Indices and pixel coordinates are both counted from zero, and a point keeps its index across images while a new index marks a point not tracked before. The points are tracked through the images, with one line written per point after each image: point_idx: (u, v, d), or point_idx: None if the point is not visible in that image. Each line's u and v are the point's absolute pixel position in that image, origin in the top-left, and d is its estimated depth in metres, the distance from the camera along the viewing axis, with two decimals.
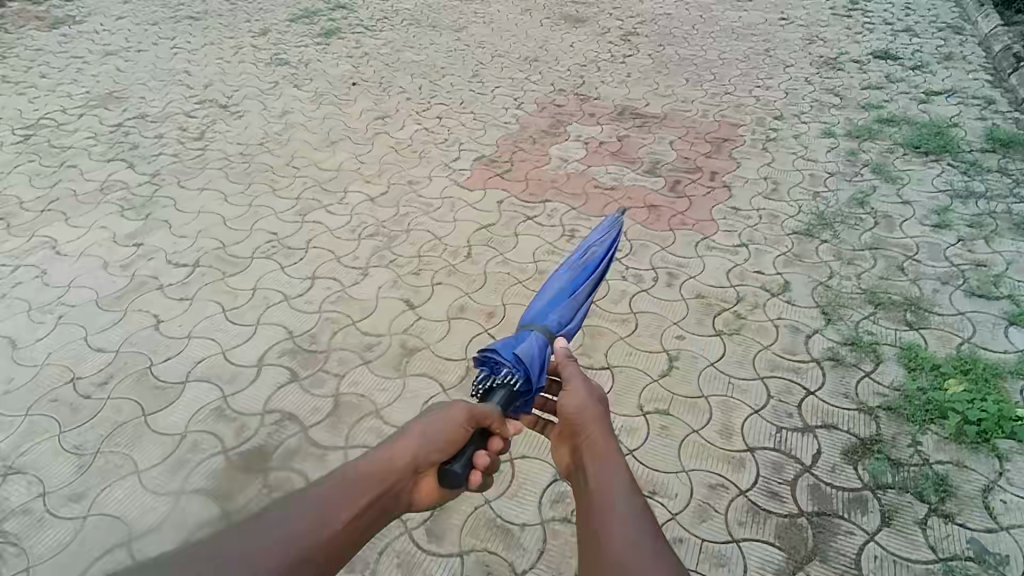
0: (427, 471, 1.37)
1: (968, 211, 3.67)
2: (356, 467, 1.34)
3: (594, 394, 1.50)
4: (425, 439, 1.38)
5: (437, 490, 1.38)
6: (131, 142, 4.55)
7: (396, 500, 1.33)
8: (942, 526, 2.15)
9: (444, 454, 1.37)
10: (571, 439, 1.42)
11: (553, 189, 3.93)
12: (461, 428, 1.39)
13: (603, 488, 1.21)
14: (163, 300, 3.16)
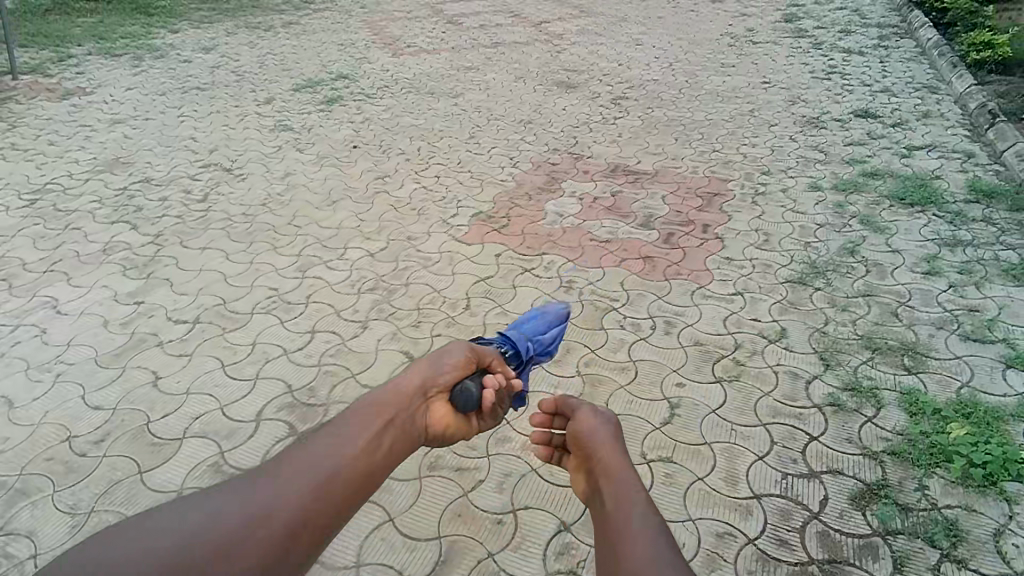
0: (437, 395, 1.59)
1: (957, 258, 3.75)
2: (371, 396, 1.49)
3: (605, 417, 1.52)
4: (432, 369, 1.61)
5: (447, 413, 1.59)
6: (135, 205, 4.66)
7: (416, 420, 1.51)
8: (955, 572, 2.10)
9: (451, 376, 1.62)
10: (585, 465, 1.45)
11: (550, 242, 4.02)
12: (466, 358, 1.68)
13: (619, 510, 1.25)
14: (163, 357, 3.17)
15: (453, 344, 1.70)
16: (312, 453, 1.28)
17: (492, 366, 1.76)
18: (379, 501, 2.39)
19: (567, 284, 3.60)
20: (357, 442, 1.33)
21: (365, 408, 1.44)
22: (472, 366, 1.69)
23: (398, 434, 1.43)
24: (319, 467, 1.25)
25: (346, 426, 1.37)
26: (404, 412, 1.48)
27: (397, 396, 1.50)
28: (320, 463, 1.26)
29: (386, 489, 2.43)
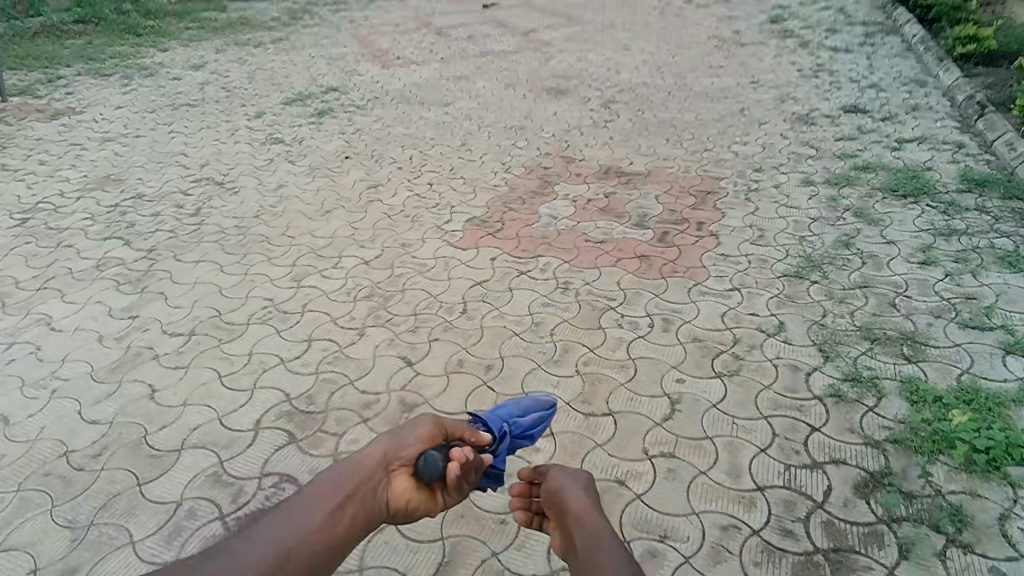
0: (401, 469, 1.59)
1: (951, 247, 3.75)
2: (336, 472, 1.51)
3: (580, 479, 1.64)
4: (395, 443, 1.62)
5: (410, 487, 1.59)
6: (128, 221, 4.65)
7: (376, 496, 1.51)
8: (962, 557, 2.09)
9: (415, 448, 1.62)
10: (559, 521, 1.56)
11: (545, 245, 4.02)
12: (433, 432, 1.68)
13: (592, 551, 1.36)
14: (159, 369, 3.16)
15: (419, 417, 1.71)
16: (266, 529, 1.29)
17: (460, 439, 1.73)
18: None
19: (563, 285, 3.60)
20: (312, 517, 1.35)
21: (325, 483, 1.46)
22: (437, 438, 1.68)
23: (354, 510, 1.43)
24: (274, 540, 1.26)
25: (304, 502, 1.39)
26: (364, 485, 1.50)
27: (360, 472, 1.52)
28: (275, 537, 1.27)
29: None
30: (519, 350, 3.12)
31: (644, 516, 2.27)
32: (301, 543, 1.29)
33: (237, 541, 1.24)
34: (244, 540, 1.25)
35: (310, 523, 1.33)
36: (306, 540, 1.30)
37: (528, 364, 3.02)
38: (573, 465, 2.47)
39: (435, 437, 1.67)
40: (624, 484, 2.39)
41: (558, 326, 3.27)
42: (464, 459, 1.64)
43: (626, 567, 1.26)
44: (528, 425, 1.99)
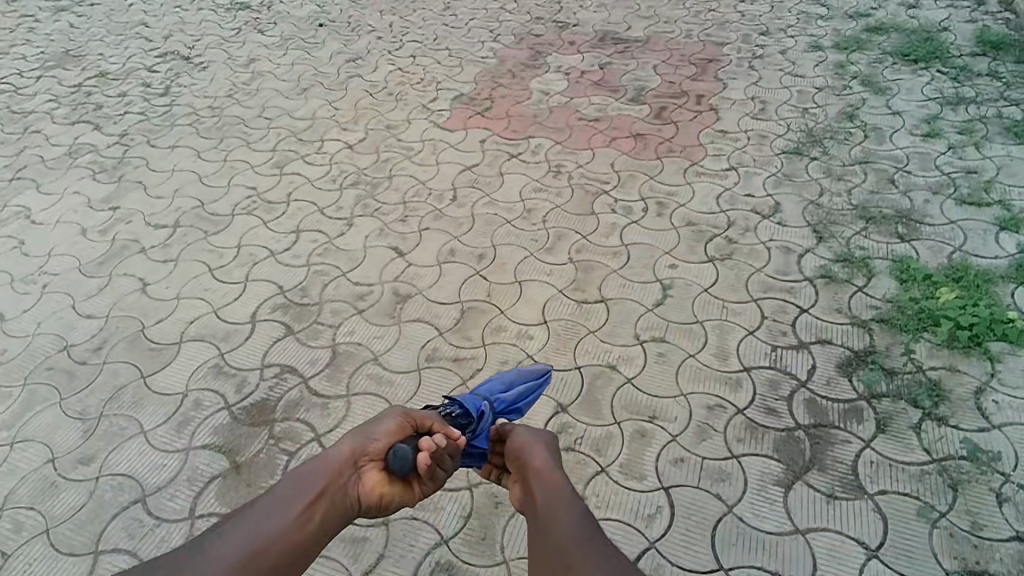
0: (369, 464, 1.43)
1: (958, 118, 3.60)
2: (300, 469, 1.38)
3: (542, 436, 1.60)
4: (362, 436, 1.47)
5: (382, 483, 1.43)
6: (95, 104, 4.39)
7: (343, 496, 1.37)
8: (935, 429, 2.20)
9: (383, 441, 1.47)
10: (520, 476, 1.52)
11: (536, 124, 3.85)
12: (401, 425, 1.51)
13: (553, 513, 1.31)
14: (147, 263, 3.12)
15: (388, 408, 1.55)
16: (229, 536, 1.17)
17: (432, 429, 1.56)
18: (380, 394, 2.45)
19: (556, 168, 3.49)
20: (279, 521, 1.23)
21: (288, 484, 1.33)
22: (408, 429, 1.52)
23: (323, 512, 1.31)
24: (238, 550, 1.14)
25: (265, 504, 1.27)
26: (329, 486, 1.35)
27: (324, 469, 1.38)
28: (239, 545, 1.16)
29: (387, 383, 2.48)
30: (511, 238, 3.08)
31: (635, 398, 2.35)
32: (267, 552, 1.17)
33: (198, 550, 1.12)
34: (207, 548, 1.14)
35: (277, 527, 1.22)
36: (271, 550, 1.18)
37: (520, 252, 2.99)
38: (566, 352, 2.53)
39: (405, 427, 1.51)
40: (616, 369, 2.46)
41: (550, 212, 3.21)
42: (435, 449, 1.46)
43: (588, 537, 1.22)
44: (510, 402, 1.94)
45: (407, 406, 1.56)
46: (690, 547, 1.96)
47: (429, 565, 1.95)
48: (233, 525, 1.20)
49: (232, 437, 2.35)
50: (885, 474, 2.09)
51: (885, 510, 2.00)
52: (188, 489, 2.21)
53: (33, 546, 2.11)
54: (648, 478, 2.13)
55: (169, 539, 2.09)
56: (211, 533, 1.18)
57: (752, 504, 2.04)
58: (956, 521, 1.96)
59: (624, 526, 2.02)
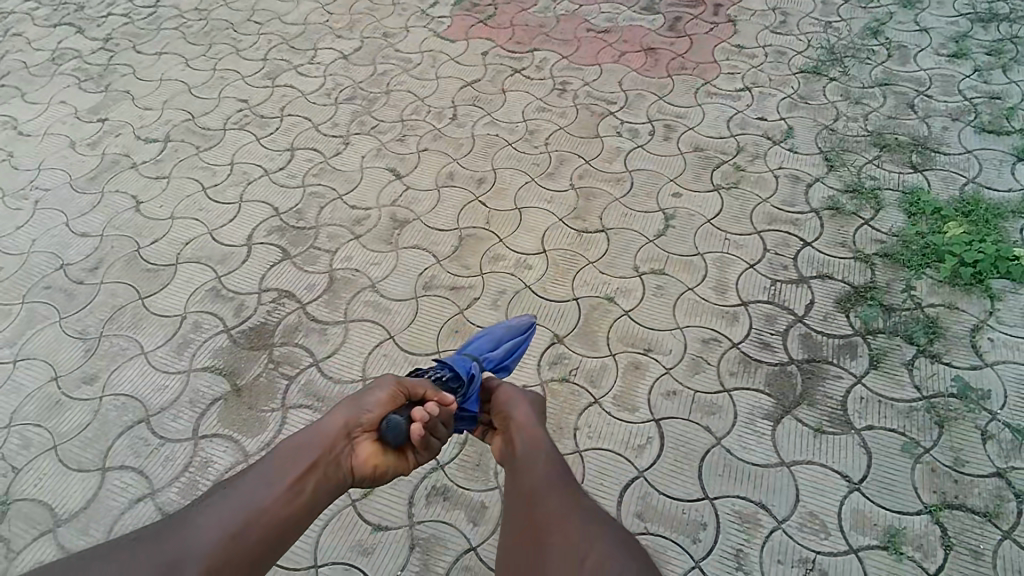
0: (364, 434, 1.49)
1: (989, 36, 3.39)
2: (296, 438, 1.45)
3: (527, 392, 1.69)
4: (356, 407, 1.51)
5: (376, 454, 1.49)
6: (76, 3, 4.15)
7: (337, 466, 1.44)
8: (928, 366, 2.21)
9: (377, 412, 1.52)
10: (502, 429, 1.63)
11: (541, 35, 3.63)
12: (395, 393, 1.56)
13: (532, 465, 1.45)
14: (139, 180, 3.05)
15: (381, 377, 1.58)
16: (220, 509, 1.26)
17: (427, 397, 1.60)
18: (378, 321, 2.46)
19: (560, 85, 3.33)
20: (269, 492, 1.31)
21: (280, 454, 1.40)
22: (401, 397, 1.57)
23: (316, 482, 1.38)
24: (226, 521, 1.24)
25: (259, 473, 1.35)
26: (323, 458, 1.41)
27: (318, 439, 1.44)
28: (227, 516, 1.25)
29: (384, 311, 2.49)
30: (512, 161, 2.99)
31: (631, 331, 2.36)
32: (256, 522, 1.26)
33: (189, 521, 1.22)
34: (199, 519, 1.23)
35: (267, 498, 1.30)
36: (261, 520, 1.27)
37: (521, 177, 2.91)
38: (564, 283, 2.52)
39: (398, 397, 1.55)
40: (613, 301, 2.45)
41: (553, 134, 3.09)
42: (427, 419, 1.52)
43: (563, 490, 1.36)
44: (499, 358, 1.95)
45: (400, 374, 1.59)
46: (677, 476, 2.03)
47: (424, 488, 2.03)
48: (224, 498, 1.29)
49: (232, 361, 2.38)
50: (874, 409, 2.12)
51: (871, 445, 2.05)
52: (190, 411, 2.27)
53: (43, 461, 2.19)
54: (640, 410, 2.17)
55: (175, 458, 2.16)
56: (205, 504, 1.28)
57: (740, 437, 2.10)
58: (939, 456, 2.02)
59: (614, 456, 2.08)
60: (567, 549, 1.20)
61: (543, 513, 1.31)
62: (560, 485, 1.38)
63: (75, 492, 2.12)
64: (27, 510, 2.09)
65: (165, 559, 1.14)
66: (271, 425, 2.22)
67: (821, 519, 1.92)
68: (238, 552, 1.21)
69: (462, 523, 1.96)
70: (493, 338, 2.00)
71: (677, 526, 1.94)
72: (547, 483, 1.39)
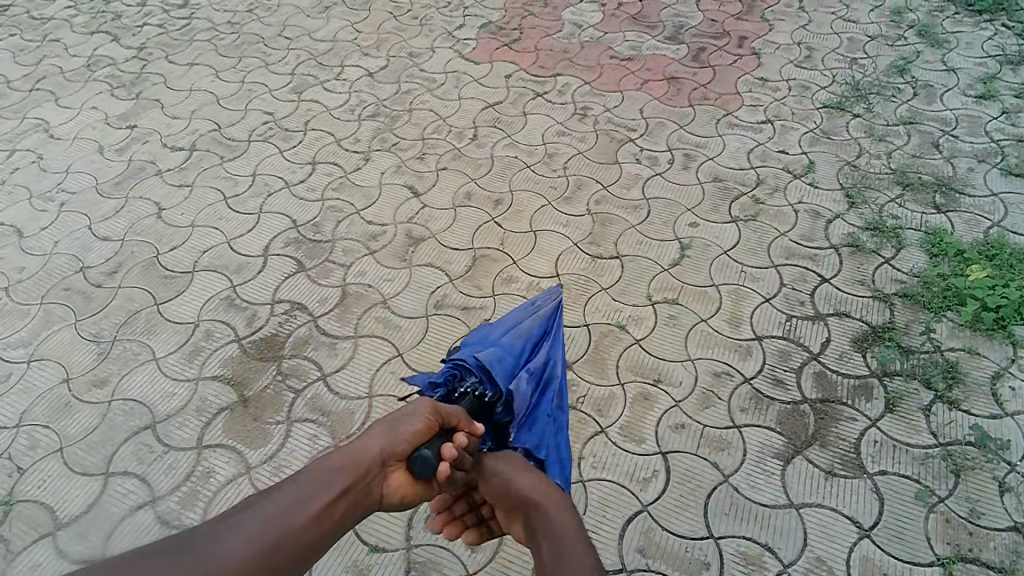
0: (395, 464, 1.28)
1: (1018, 79, 3.35)
2: (326, 459, 1.25)
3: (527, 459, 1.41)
4: (388, 433, 1.29)
5: (407, 485, 1.29)
6: (113, 12, 4.29)
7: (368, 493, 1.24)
8: (945, 412, 2.16)
9: (411, 439, 1.28)
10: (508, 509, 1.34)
11: (565, 61, 3.66)
12: (427, 425, 1.30)
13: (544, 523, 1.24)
14: (163, 187, 3.10)
15: (416, 399, 1.33)
16: (240, 528, 1.05)
17: (459, 426, 1.35)
18: (387, 338, 2.46)
19: (581, 110, 3.35)
20: (302, 512, 1.11)
21: (309, 472, 1.20)
22: (437, 425, 1.31)
23: (345, 508, 1.19)
24: (248, 539, 1.03)
25: (286, 491, 1.14)
26: (355, 484, 1.22)
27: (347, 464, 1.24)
28: (250, 533, 1.05)
29: (395, 328, 2.49)
30: (530, 183, 2.99)
31: (641, 360, 2.34)
32: (281, 547, 1.06)
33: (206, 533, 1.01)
34: (221, 533, 1.03)
35: (298, 518, 1.10)
36: (290, 540, 1.07)
37: (538, 200, 2.92)
38: (576, 308, 2.50)
39: (434, 425, 1.31)
40: (625, 329, 2.43)
41: (572, 158, 3.10)
42: (456, 455, 1.29)
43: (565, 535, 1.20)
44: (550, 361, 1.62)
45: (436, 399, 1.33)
46: (681, 512, 1.98)
47: (424, 511, 2.00)
48: (245, 513, 1.09)
49: (241, 371, 2.39)
50: (888, 455, 2.07)
51: (883, 490, 1.99)
52: (196, 419, 2.27)
53: (48, 463, 2.20)
54: (647, 442, 2.14)
55: (178, 467, 2.17)
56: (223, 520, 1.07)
57: (749, 475, 2.05)
58: (954, 507, 1.95)
59: (618, 487, 2.05)
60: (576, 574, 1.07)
61: (548, 540, 1.20)
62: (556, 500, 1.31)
63: (77, 495, 2.12)
64: (28, 512, 2.10)
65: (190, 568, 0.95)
66: (274, 438, 2.22)
67: (828, 565, 1.87)
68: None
69: (460, 549, 1.93)
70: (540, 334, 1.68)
71: (679, 564, 1.89)
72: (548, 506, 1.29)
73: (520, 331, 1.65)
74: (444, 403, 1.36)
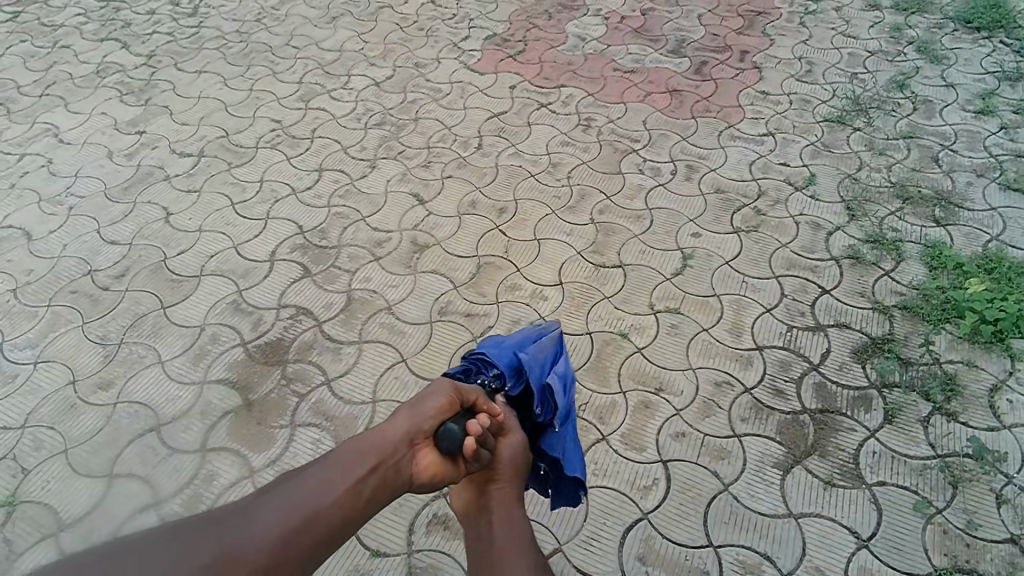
0: (422, 442, 1.40)
1: (1016, 95, 3.40)
2: (353, 442, 1.35)
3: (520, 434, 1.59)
4: (414, 413, 1.43)
5: (435, 463, 1.40)
6: (123, 20, 4.35)
7: (397, 471, 1.34)
8: (943, 424, 2.18)
9: (436, 415, 1.43)
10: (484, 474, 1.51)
11: (569, 72, 3.71)
12: (447, 405, 1.46)
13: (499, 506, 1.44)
14: (171, 193, 3.13)
15: (436, 383, 1.51)
16: (270, 507, 1.15)
17: (476, 405, 1.52)
18: (391, 344, 2.49)
19: (585, 121, 3.39)
20: (326, 496, 1.20)
21: (337, 455, 1.31)
22: (457, 403, 1.49)
23: (373, 487, 1.29)
24: (277, 521, 1.13)
25: (315, 474, 1.25)
26: (383, 462, 1.32)
27: (372, 447, 1.35)
28: (280, 515, 1.14)
29: (399, 333, 2.52)
30: (534, 193, 3.03)
31: (643, 368, 2.36)
32: (310, 525, 1.16)
33: (239, 518, 1.10)
34: (251, 511, 1.13)
35: (323, 502, 1.20)
36: (314, 525, 1.16)
37: (542, 209, 2.95)
38: (579, 316, 2.53)
39: (455, 403, 1.48)
40: (627, 337, 2.45)
41: (576, 168, 3.14)
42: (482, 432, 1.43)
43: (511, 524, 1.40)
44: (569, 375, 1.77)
45: (456, 381, 1.52)
46: (681, 521, 2.00)
47: (426, 516, 2.02)
48: (276, 494, 1.20)
49: (246, 375, 2.41)
50: (886, 465, 2.09)
51: (881, 501, 2.01)
52: (201, 423, 2.29)
53: (53, 465, 2.22)
54: (648, 450, 2.16)
55: (181, 469, 2.18)
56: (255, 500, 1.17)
57: (749, 484, 2.07)
58: (951, 518, 1.97)
59: (619, 495, 2.06)
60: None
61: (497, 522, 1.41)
62: (514, 481, 1.50)
63: (81, 497, 2.14)
64: (32, 512, 2.11)
65: (224, 549, 1.03)
66: (278, 442, 2.23)
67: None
68: (286, 556, 1.09)
69: (461, 554, 1.95)
70: (558, 351, 1.84)
71: (679, 572, 1.90)
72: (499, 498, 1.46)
73: (541, 344, 1.79)
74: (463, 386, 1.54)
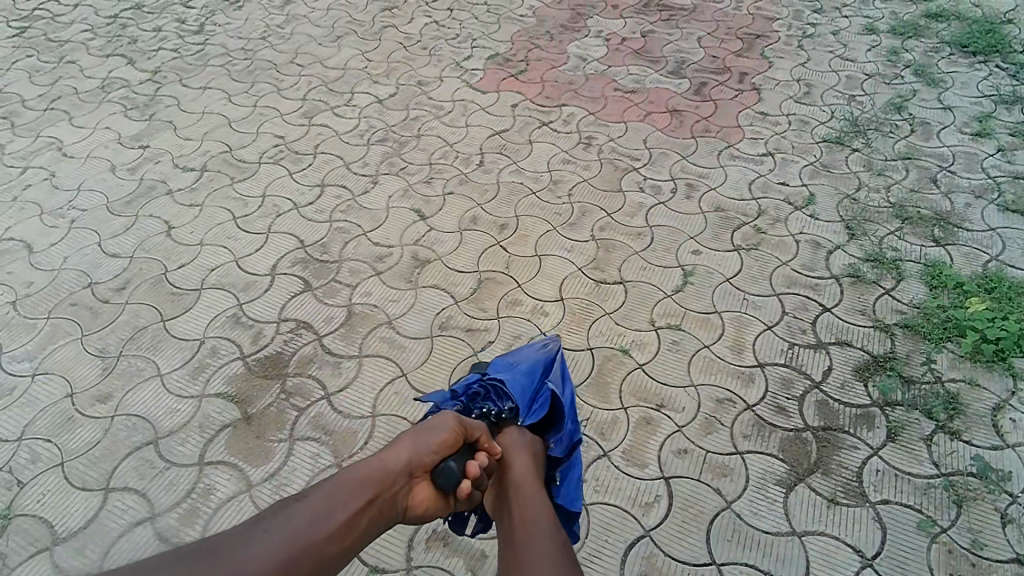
0: (421, 475, 1.45)
1: (1013, 118, 3.43)
2: (352, 471, 1.41)
3: (527, 443, 1.67)
4: (416, 444, 1.47)
5: (430, 496, 1.46)
6: (129, 37, 4.39)
7: (393, 504, 1.40)
8: (947, 442, 2.17)
9: (438, 450, 1.48)
10: (496, 489, 1.57)
11: (571, 92, 3.75)
12: (451, 439, 1.51)
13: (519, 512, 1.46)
14: (173, 206, 3.14)
15: (442, 415, 1.55)
16: (270, 535, 1.22)
17: (480, 442, 1.58)
18: (391, 358, 2.48)
19: (586, 139, 3.42)
20: (323, 527, 1.27)
21: (338, 485, 1.36)
22: (461, 437, 1.53)
23: (369, 519, 1.35)
24: (275, 549, 1.20)
25: (315, 501, 1.32)
26: (380, 494, 1.38)
27: (372, 477, 1.40)
28: (277, 544, 1.21)
29: (399, 348, 2.51)
30: (536, 210, 3.04)
31: (644, 385, 2.35)
32: (307, 554, 1.22)
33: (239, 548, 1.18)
34: (250, 538, 1.21)
35: (320, 531, 1.26)
36: (312, 553, 1.23)
37: (543, 225, 2.96)
38: (580, 332, 2.53)
39: (459, 437, 1.53)
40: (627, 354, 2.45)
41: (577, 186, 3.15)
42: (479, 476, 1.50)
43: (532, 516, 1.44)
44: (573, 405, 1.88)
45: (461, 415, 1.56)
46: (684, 539, 1.98)
47: (426, 532, 2.00)
48: (275, 521, 1.26)
49: (245, 389, 2.40)
50: (889, 484, 2.07)
51: (885, 519, 1.99)
52: (199, 436, 2.27)
53: (49, 478, 2.20)
54: (649, 467, 2.14)
55: (178, 484, 2.16)
56: (255, 525, 1.24)
57: (751, 501, 2.05)
58: (956, 537, 1.95)
59: (621, 512, 2.04)
60: (547, 565, 1.28)
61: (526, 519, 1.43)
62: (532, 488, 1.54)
63: (76, 511, 2.11)
64: (27, 526, 2.08)
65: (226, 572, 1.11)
66: (276, 456, 2.21)
67: None
68: None
69: (460, 572, 1.92)
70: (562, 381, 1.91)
71: None
72: (518, 477, 1.56)
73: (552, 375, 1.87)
74: (468, 420, 1.59)
